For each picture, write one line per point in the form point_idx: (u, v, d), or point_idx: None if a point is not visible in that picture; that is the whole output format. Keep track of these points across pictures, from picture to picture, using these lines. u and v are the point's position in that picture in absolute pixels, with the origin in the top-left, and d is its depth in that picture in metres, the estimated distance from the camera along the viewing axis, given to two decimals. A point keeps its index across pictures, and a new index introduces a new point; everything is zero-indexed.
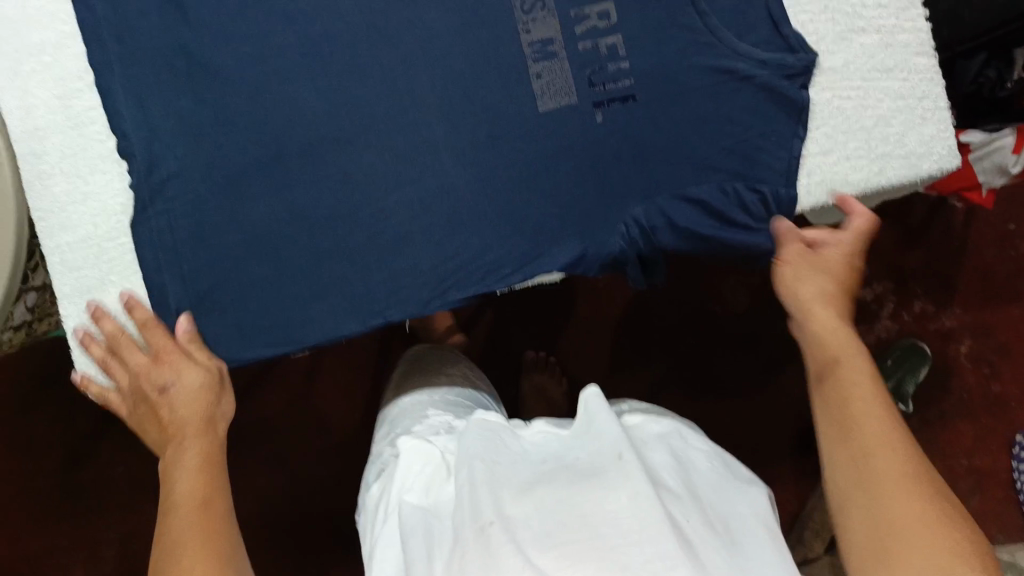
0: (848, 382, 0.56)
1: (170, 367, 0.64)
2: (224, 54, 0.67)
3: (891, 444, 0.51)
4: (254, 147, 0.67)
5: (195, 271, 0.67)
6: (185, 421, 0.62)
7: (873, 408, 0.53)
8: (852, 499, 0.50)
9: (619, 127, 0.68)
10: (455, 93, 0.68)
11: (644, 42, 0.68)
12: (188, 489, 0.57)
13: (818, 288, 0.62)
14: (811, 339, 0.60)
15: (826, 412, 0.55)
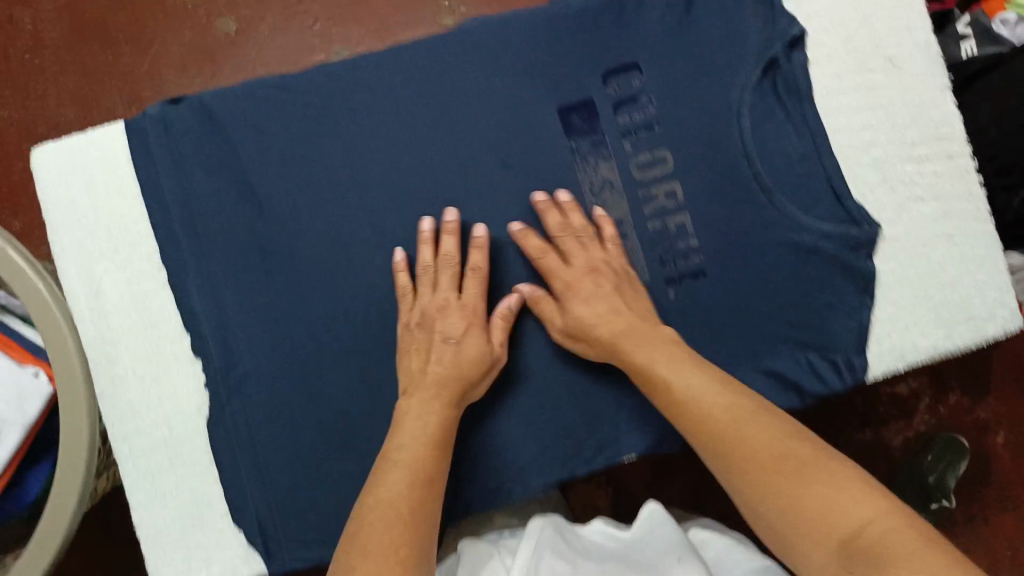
0: (698, 401, 0.58)
1: (567, 288, 0.66)
2: (299, 248, 0.67)
3: (768, 437, 0.54)
4: (329, 339, 0.67)
5: (273, 469, 0.66)
6: (578, 317, 0.65)
7: (726, 415, 0.56)
8: (768, 497, 0.52)
9: (691, 303, 0.68)
10: (529, 274, 0.69)
11: (710, 219, 0.68)
12: (410, 441, 0.60)
13: (637, 326, 0.64)
14: (639, 369, 0.62)
15: (702, 445, 0.57)
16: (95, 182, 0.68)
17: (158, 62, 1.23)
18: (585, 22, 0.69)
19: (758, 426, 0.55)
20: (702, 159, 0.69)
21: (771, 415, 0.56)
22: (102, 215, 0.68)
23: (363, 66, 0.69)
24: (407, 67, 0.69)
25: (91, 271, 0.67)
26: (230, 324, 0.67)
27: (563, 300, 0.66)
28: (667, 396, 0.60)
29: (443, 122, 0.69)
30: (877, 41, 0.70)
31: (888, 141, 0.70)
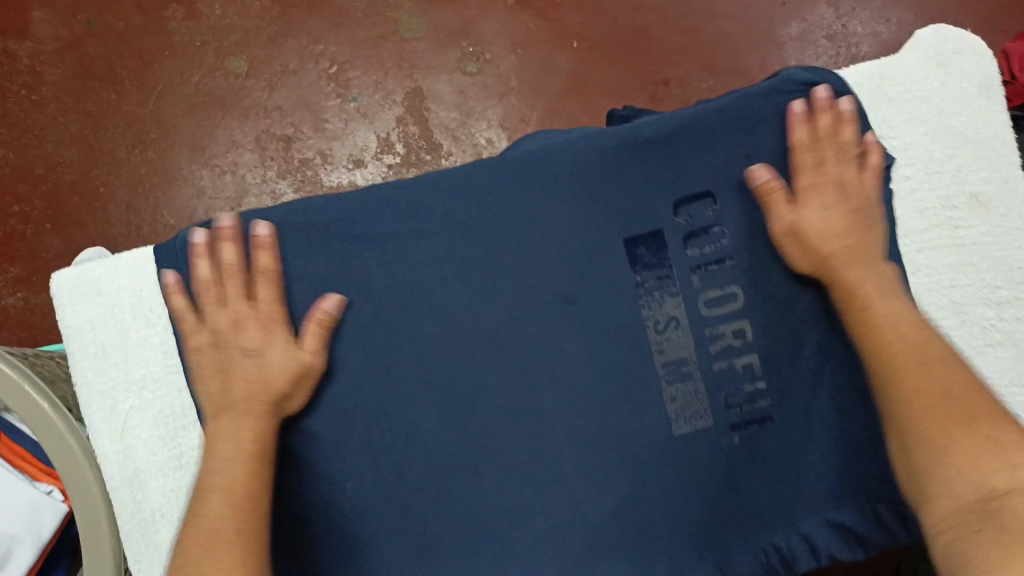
0: (893, 376, 0.55)
1: (811, 193, 0.63)
2: (343, 384, 0.63)
3: (945, 420, 0.51)
4: (372, 482, 0.63)
5: None
6: (805, 224, 0.62)
7: (918, 376, 0.54)
8: (924, 441, 0.51)
9: (756, 449, 0.64)
10: (585, 411, 0.64)
11: (781, 361, 0.64)
12: (218, 463, 0.55)
13: (852, 245, 0.62)
14: (863, 327, 0.59)
15: (888, 412, 0.55)
16: (122, 308, 0.63)
17: (159, 101, 1.19)
18: (661, 145, 0.64)
19: (927, 338, 0.56)
20: (774, 294, 0.64)
21: (956, 364, 0.54)
22: (129, 343, 0.64)
23: (420, 186, 0.65)
24: (467, 190, 0.65)
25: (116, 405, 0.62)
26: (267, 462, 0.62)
27: (801, 210, 0.63)
28: (882, 352, 0.56)
29: (503, 250, 0.64)
30: (961, 178, 0.67)
31: (970, 282, 0.66)
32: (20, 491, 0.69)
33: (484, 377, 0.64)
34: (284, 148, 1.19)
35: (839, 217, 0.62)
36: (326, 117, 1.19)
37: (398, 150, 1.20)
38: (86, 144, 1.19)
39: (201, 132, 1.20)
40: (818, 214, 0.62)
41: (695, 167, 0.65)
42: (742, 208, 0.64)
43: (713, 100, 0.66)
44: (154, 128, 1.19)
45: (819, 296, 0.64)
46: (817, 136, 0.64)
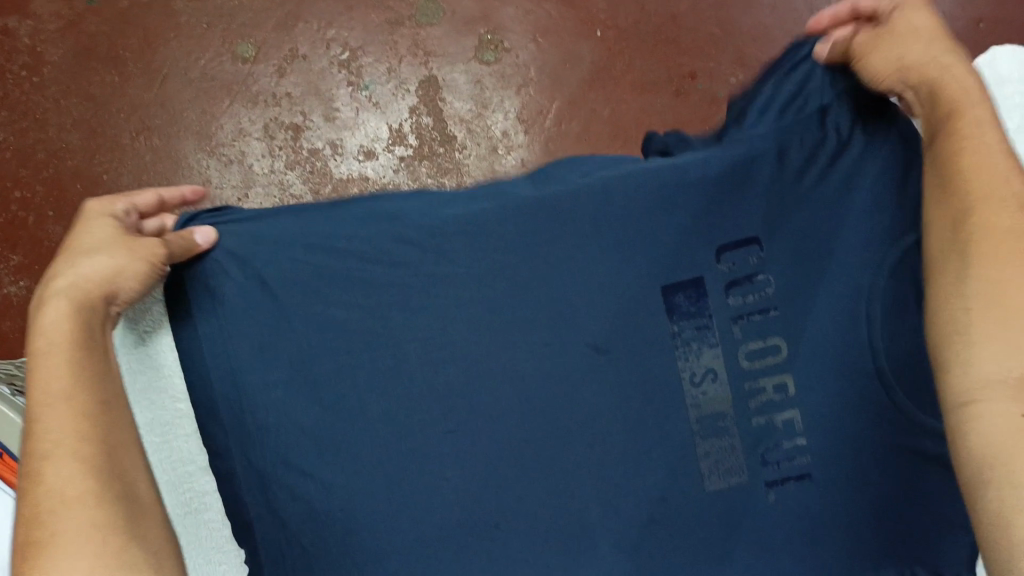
0: (992, 216, 0.51)
1: (877, 39, 0.60)
2: (358, 433, 0.59)
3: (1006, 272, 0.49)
4: (383, 539, 0.58)
5: None
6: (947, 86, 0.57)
7: (1005, 227, 0.50)
8: (985, 260, 0.50)
9: (799, 513, 0.59)
10: (617, 466, 0.59)
11: (827, 418, 0.60)
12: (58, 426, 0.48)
13: (979, 106, 0.56)
14: (947, 186, 0.55)
15: (965, 233, 0.52)
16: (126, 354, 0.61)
17: (165, 87, 1.14)
18: (699, 194, 0.62)
19: (1007, 172, 0.53)
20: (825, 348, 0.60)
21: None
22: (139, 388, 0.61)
23: (453, 224, 0.62)
24: (497, 229, 0.62)
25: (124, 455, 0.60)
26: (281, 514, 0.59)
27: (934, 86, 0.57)
28: (961, 201, 0.53)
29: (536, 290, 0.61)
30: None
31: None
32: None
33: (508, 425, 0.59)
34: (294, 137, 1.15)
35: (972, 101, 0.56)
36: (336, 105, 1.14)
37: (410, 142, 1.15)
38: (89, 128, 1.14)
39: (207, 119, 1.15)
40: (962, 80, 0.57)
41: (733, 216, 0.62)
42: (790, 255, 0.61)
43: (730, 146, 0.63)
44: (158, 113, 1.14)
45: (875, 351, 0.59)
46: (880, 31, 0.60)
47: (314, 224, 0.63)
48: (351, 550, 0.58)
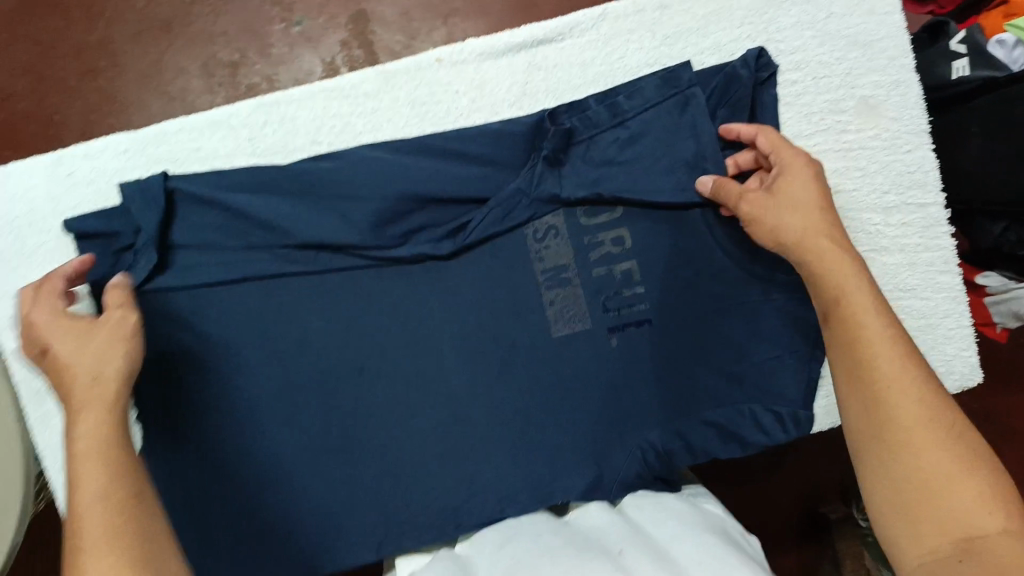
0: (872, 331, 0.52)
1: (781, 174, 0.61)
2: (238, 294, 0.65)
3: (899, 363, 0.51)
4: (259, 382, 0.65)
5: (204, 504, 0.65)
6: (793, 195, 0.59)
7: (875, 317, 0.53)
8: (859, 410, 0.51)
9: (636, 352, 0.66)
10: (468, 316, 0.66)
11: (661, 267, 0.66)
12: (85, 509, 0.48)
13: (822, 225, 0.58)
14: (835, 317, 0.54)
15: (850, 385, 0.52)
16: (18, 213, 0.64)
17: (110, 31, 1.19)
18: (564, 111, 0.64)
19: (862, 292, 0.54)
20: (657, 202, 0.64)
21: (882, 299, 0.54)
22: (27, 247, 0.64)
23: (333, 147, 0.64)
24: (367, 141, 0.65)
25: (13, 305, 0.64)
26: (156, 372, 0.64)
27: (777, 206, 0.59)
28: (856, 350, 0.52)
29: (399, 160, 0.64)
30: (851, 82, 0.66)
31: (856, 186, 0.66)
32: None
33: (378, 282, 0.66)
34: (231, 74, 1.19)
35: (817, 222, 0.58)
36: (270, 42, 1.19)
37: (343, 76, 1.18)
38: (40, 71, 1.18)
39: (150, 60, 1.19)
40: (801, 185, 0.60)
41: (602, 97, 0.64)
42: (616, 112, 0.64)
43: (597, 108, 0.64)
44: (104, 57, 1.19)
45: (702, 205, 0.65)
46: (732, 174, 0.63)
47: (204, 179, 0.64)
48: (240, 399, 0.65)
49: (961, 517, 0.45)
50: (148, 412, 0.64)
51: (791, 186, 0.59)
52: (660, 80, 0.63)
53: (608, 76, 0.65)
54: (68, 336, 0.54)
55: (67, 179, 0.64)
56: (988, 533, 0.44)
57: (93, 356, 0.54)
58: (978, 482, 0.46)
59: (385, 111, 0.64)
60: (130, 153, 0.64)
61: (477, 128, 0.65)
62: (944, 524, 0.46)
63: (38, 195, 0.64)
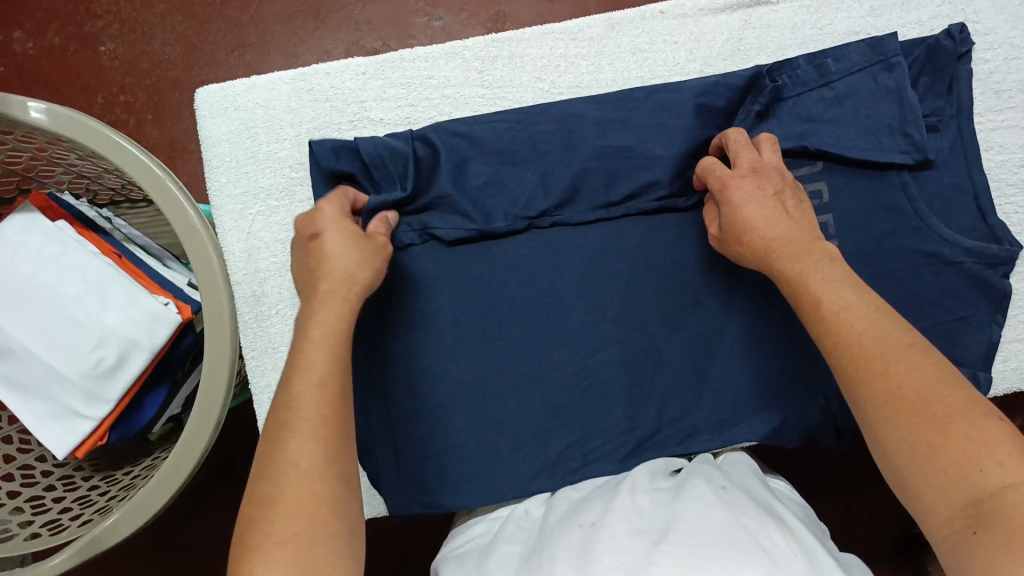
0: (853, 322, 0.53)
1: (748, 182, 0.61)
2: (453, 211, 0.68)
3: (885, 346, 0.51)
4: (467, 299, 0.68)
5: (403, 414, 0.68)
6: (742, 215, 0.60)
7: (862, 306, 0.54)
8: (903, 442, 0.48)
9: None
10: (669, 256, 0.70)
11: (857, 222, 0.69)
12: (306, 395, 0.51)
13: (797, 235, 0.59)
14: (822, 323, 0.54)
15: (852, 380, 0.51)
16: (256, 122, 0.68)
17: (261, 10, 1.24)
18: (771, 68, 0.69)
19: (842, 297, 0.55)
20: (855, 159, 0.68)
21: (842, 282, 0.55)
22: (261, 154, 0.68)
23: (564, 89, 0.70)
24: (589, 83, 0.70)
25: (244, 211, 0.68)
26: (380, 291, 0.68)
27: (730, 216, 0.61)
28: (838, 351, 0.52)
29: (617, 102, 0.69)
30: None
31: None
32: (139, 301, 0.72)
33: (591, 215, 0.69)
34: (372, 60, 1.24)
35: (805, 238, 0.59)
36: (411, 33, 1.23)
37: None
38: (193, 43, 1.23)
39: (296, 40, 1.23)
40: (755, 205, 0.60)
41: (812, 64, 0.69)
42: (824, 73, 0.69)
43: (803, 68, 0.69)
44: (253, 32, 1.23)
45: (903, 165, 0.68)
46: (727, 180, 0.62)
47: (439, 106, 0.70)
48: (454, 318, 0.68)
49: (952, 480, 0.45)
50: (368, 329, 0.69)
51: (739, 191, 0.61)
52: (867, 47, 0.69)
53: (816, 40, 0.71)
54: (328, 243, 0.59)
55: (306, 96, 0.69)
56: (1005, 488, 0.43)
57: (354, 256, 0.58)
58: (975, 439, 0.45)
59: (609, 55, 0.70)
60: (367, 75, 0.69)
61: (692, 79, 0.70)
62: (967, 481, 0.44)
63: (278, 107, 0.69)
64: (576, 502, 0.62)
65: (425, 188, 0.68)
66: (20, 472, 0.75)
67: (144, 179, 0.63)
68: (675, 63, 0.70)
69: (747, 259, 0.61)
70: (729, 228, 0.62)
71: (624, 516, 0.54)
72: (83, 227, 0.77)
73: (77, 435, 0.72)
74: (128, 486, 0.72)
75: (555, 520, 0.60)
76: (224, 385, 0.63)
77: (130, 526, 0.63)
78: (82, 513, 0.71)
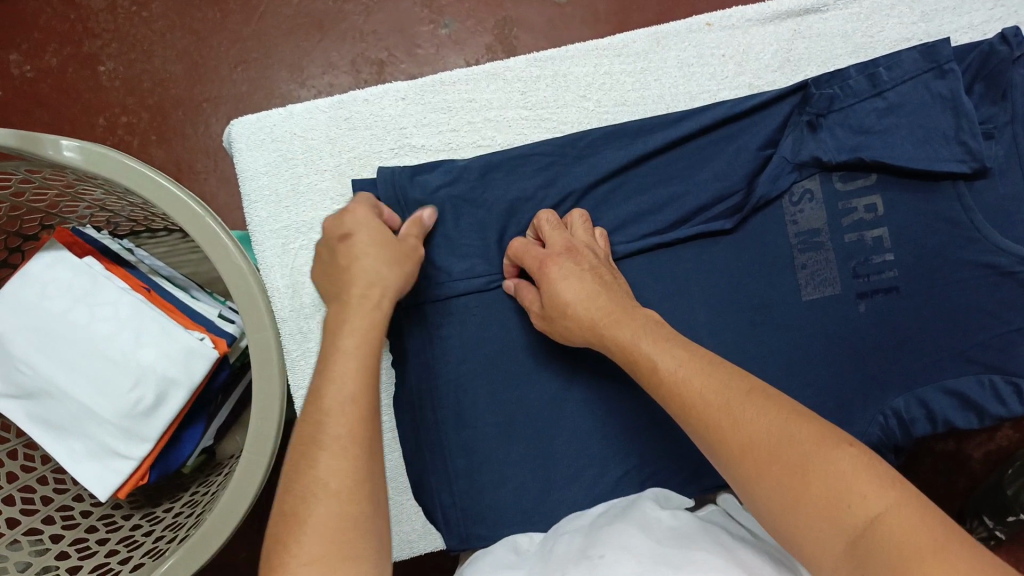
0: (704, 392, 0.47)
1: (572, 266, 0.59)
2: (493, 238, 0.65)
3: (726, 399, 0.46)
4: (516, 330, 0.66)
5: (450, 451, 0.66)
6: (560, 293, 0.58)
7: (697, 377, 0.48)
8: (768, 500, 0.42)
9: (884, 319, 0.67)
10: (720, 279, 0.67)
11: (913, 237, 0.67)
12: (346, 382, 0.48)
13: (617, 306, 0.56)
14: (678, 402, 0.48)
15: (702, 436, 0.46)
16: (294, 152, 0.65)
17: (263, 23, 1.20)
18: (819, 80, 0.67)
19: (675, 359, 0.50)
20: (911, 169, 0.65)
21: (672, 340, 0.52)
22: (301, 186, 0.64)
23: (610, 109, 0.66)
24: (635, 101, 0.67)
25: (286, 245, 0.64)
26: (429, 321, 0.65)
27: (548, 301, 0.58)
28: (687, 411, 0.47)
29: (664, 120, 0.67)
30: None
31: None
32: (175, 336, 0.69)
33: (643, 236, 0.66)
34: (379, 72, 1.21)
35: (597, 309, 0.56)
36: (418, 43, 1.21)
37: None
38: (195, 59, 1.19)
39: (300, 53, 1.20)
40: (568, 283, 0.58)
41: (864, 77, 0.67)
42: (877, 83, 0.66)
43: (853, 78, 0.67)
44: (256, 48, 1.20)
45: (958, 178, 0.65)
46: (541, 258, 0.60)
47: (482, 131, 0.66)
48: (504, 346, 0.66)
49: (823, 527, 0.40)
50: (419, 362, 0.66)
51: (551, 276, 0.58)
52: (920, 53, 0.66)
53: (868, 49, 0.68)
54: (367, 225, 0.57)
55: (345, 124, 0.65)
56: (873, 518, 0.38)
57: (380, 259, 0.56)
58: (834, 477, 0.41)
59: (658, 70, 0.66)
60: (408, 100, 0.65)
61: (744, 93, 0.67)
62: (835, 517, 0.39)
63: (318, 136, 0.65)
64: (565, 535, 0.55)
65: (474, 215, 0.65)
66: (59, 515, 0.71)
67: (181, 216, 0.60)
68: (724, 78, 0.67)
69: (582, 340, 0.58)
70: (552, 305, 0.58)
71: (646, 528, 0.51)
72: (110, 262, 0.74)
73: (119, 477, 0.68)
74: (175, 525, 0.69)
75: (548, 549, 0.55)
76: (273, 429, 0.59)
77: (187, 571, 0.59)
78: (131, 556, 0.67)
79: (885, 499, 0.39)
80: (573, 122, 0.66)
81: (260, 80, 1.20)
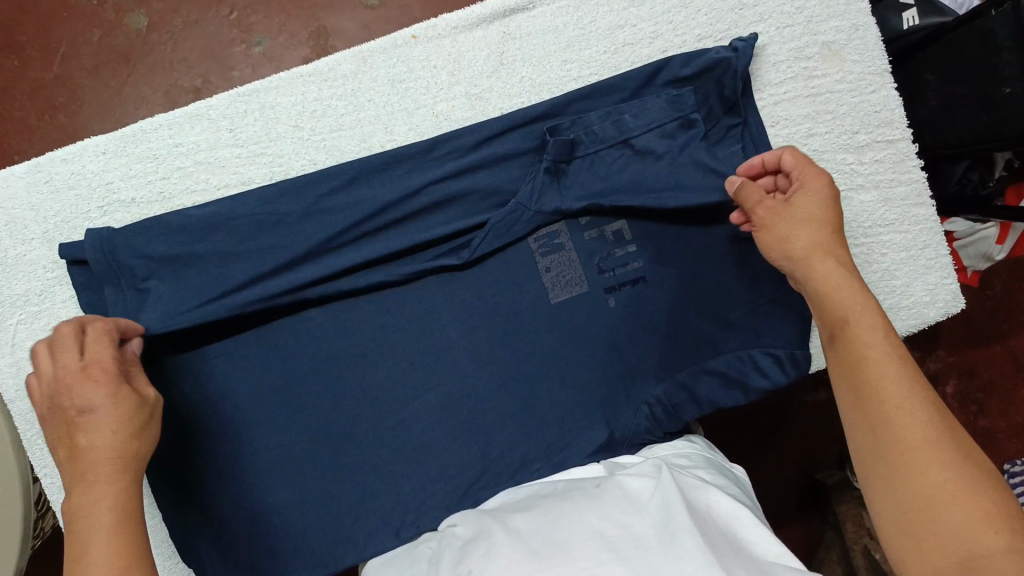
0: (879, 383, 0.48)
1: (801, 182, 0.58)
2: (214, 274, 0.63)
3: (885, 375, 0.48)
4: (264, 370, 0.65)
5: (215, 503, 0.64)
6: (806, 210, 0.56)
7: (885, 356, 0.49)
8: (881, 494, 0.46)
9: (633, 312, 0.67)
10: (465, 294, 0.67)
11: (650, 227, 0.68)
12: (100, 566, 0.47)
13: (833, 234, 0.55)
14: (842, 333, 0.51)
15: (852, 407, 0.49)
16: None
17: (13, 36, 0.94)
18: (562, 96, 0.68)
19: (852, 298, 0.52)
20: (646, 170, 0.66)
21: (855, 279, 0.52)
22: (10, 260, 0.68)
23: (323, 134, 0.70)
24: (348, 124, 0.70)
25: (3, 323, 0.68)
26: (165, 382, 0.63)
27: (790, 219, 0.56)
28: (858, 368, 0.49)
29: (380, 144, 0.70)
30: (813, 29, 0.70)
31: (827, 129, 0.70)
32: None
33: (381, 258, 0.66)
34: None
35: (825, 232, 0.55)
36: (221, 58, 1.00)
37: None
38: None
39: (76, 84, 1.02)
40: (811, 201, 0.56)
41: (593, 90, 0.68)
42: (622, 129, 0.66)
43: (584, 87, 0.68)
44: None
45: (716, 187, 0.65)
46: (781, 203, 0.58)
47: (195, 174, 0.70)
48: (255, 392, 0.64)
49: (938, 551, 0.43)
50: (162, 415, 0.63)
51: (803, 200, 0.56)
52: (666, 104, 0.66)
53: (578, 43, 0.71)
54: (89, 386, 0.52)
55: (45, 187, 0.69)
56: (993, 552, 0.41)
57: (121, 432, 0.51)
58: (936, 492, 0.44)
59: (367, 91, 0.70)
60: (109, 155, 0.69)
61: (453, 99, 0.71)
62: (947, 540, 0.42)
63: (20, 205, 0.68)
64: (423, 562, 0.55)
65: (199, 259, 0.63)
66: None
67: None
68: (439, 88, 0.71)
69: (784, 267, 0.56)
70: (795, 230, 0.56)
71: (516, 536, 0.49)
72: None
73: None
74: None
75: (475, 522, 0.55)
76: (16, 489, 0.57)
77: None
78: None
79: (1000, 534, 0.41)
80: (290, 152, 0.70)
81: (16, 116, 0.94)
